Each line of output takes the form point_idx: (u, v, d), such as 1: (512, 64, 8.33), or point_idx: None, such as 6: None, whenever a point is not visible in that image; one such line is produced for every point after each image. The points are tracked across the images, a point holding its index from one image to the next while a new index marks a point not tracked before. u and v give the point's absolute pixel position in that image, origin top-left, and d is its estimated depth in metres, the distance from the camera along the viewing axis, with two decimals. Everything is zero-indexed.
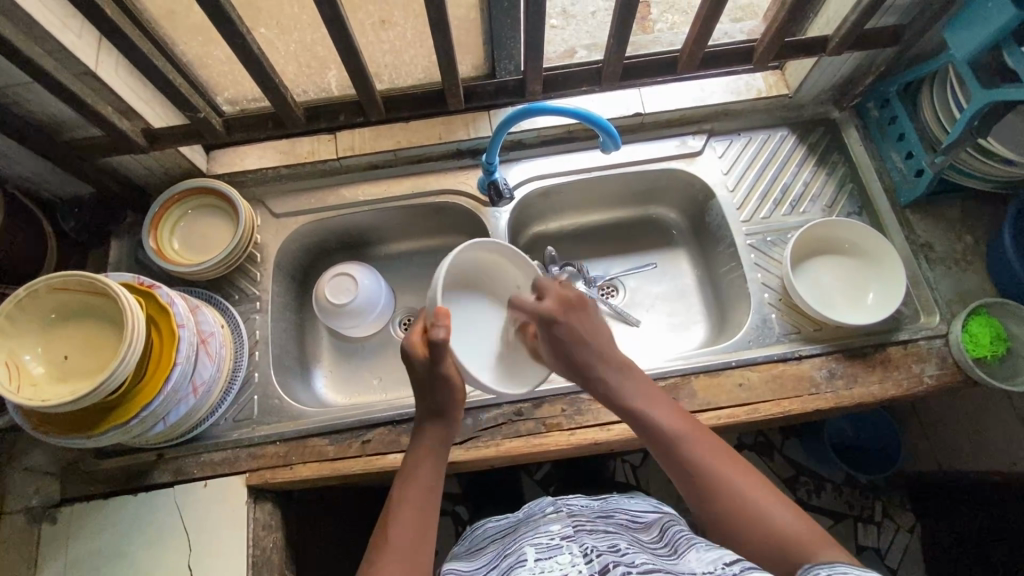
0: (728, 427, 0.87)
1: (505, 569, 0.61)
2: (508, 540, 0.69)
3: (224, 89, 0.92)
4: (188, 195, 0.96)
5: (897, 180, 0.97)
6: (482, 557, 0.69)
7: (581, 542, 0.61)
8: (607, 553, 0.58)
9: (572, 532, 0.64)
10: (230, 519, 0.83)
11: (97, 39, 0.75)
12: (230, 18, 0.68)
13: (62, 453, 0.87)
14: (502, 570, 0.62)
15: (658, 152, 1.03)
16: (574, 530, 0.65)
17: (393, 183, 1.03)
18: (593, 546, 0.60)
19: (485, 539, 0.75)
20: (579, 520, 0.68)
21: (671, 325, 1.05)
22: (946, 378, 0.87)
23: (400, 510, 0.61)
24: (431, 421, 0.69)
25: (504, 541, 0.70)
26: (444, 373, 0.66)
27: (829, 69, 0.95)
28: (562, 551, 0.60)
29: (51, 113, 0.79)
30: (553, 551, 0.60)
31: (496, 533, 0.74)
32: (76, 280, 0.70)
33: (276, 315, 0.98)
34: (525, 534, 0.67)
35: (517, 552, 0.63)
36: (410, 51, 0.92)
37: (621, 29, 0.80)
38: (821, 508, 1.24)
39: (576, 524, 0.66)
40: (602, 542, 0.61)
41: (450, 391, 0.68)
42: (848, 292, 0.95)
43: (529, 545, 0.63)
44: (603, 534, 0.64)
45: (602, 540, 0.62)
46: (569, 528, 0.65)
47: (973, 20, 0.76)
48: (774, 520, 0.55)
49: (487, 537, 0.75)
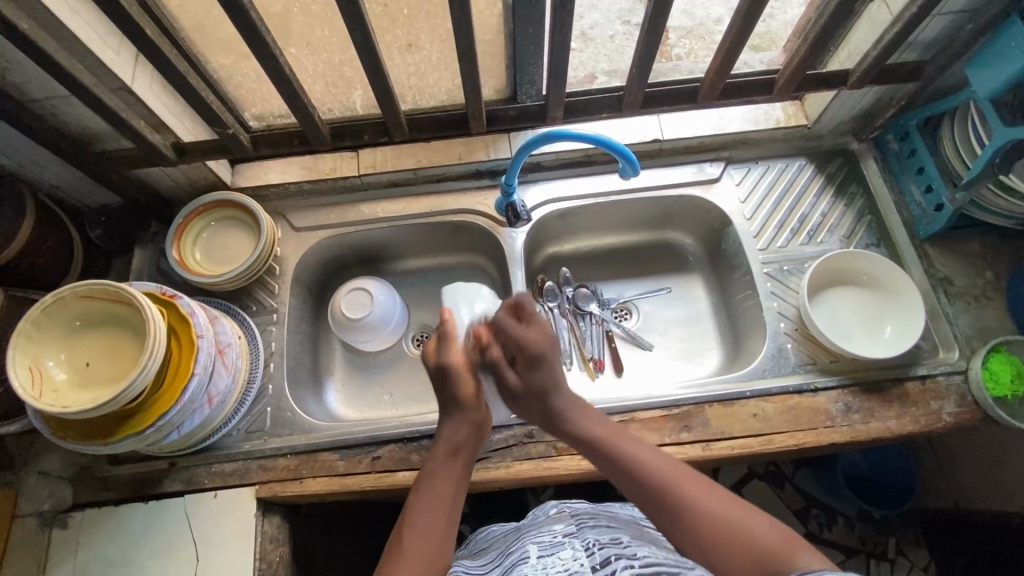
0: (741, 458, 0.86)
1: (508, 567, 0.62)
2: (511, 540, 0.70)
3: (252, 106, 0.94)
4: (212, 207, 0.98)
5: (917, 215, 0.97)
6: (484, 555, 0.70)
7: (584, 537, 0.62)
8: (609, 546, 0.59)
9: (574, 530, 0.65)
10: (239, 530, 0.83)
11: (134, 56, 0.77)
12: (264, 40, 0.71)
13: (75, 458, 0.88)
14: (506, 568, 0.63)
15: (676, 178, 1.04)
16: (576, 527, 0.66)
17: (412, 201, 1.05)
18: (595, 539, 0.61)
19: (490, 541, 0.75)
20: (582, 518, 0.68)
21: (684, 351, 1.05)
22: (964, 416, 0.86)
23: (417, 516, 0.62)
24: (447, 420, 0.71)
25: (507, 541, 0.71)
26: (452, 364, 0.71)
27: (849, 102, 0.96)
28: (564, 547, 0.62)
29: (86, 124, 0.82)
30: (555, 547, 0.62)
31: (501, 534, 0.75)
32: (102, 289, 0.72)
33: (292, 328, 0.99)
34: (528, 533, 0.68)
35: (520, 550, 0.64)
36: (434, 75, 0.94)
37: (644, 58, 0.81)
38: (832, 543, 1.22)
39: (579, 521, 0.67)
40: (604, 537, 0.62)
41: (457, 378, 0.71)
42: (865, 325, 0.94)
43: (532, 544, 0.64)
44: (604, 529, 0.64)
45: (604, 534, 0.63)
46: (571, 527, 0.66)
47: (995, 59, 0.76)
48: (734, 526, 0.57)
49: (490, 538, 0.77)
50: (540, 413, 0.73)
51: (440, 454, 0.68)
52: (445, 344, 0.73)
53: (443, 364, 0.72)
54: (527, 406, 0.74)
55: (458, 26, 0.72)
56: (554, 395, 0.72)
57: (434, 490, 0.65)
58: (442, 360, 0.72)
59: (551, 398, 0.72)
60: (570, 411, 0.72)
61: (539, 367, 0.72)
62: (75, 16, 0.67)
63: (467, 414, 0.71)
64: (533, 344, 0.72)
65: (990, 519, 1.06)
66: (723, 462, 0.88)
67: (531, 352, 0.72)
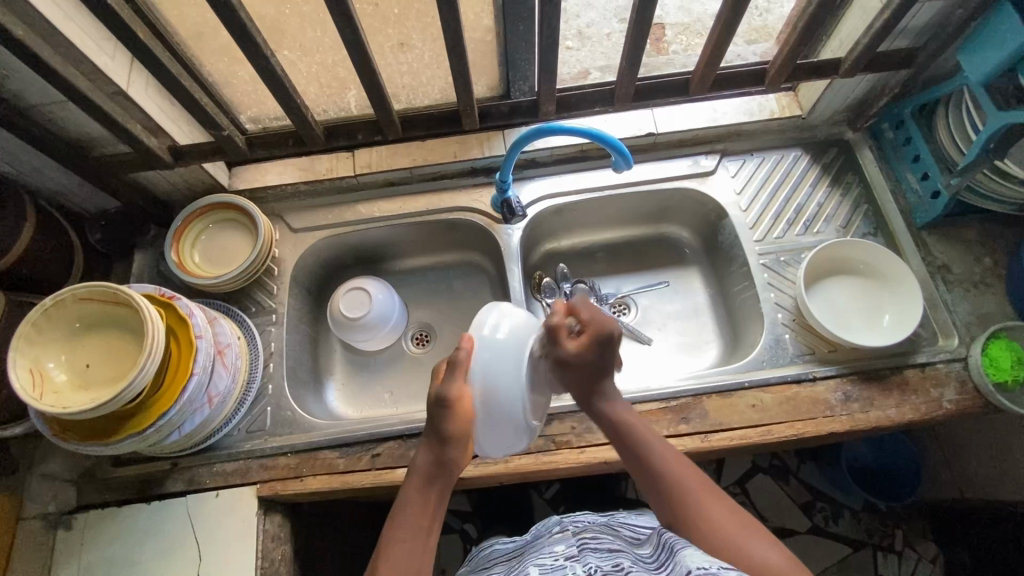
0: (741, 449, 0.86)
1: None
2: (513, 562, 0.69)
3: (247, 108, 0.95)
4: (210, 209, 0.99)
5: (914, 203, 0.97)
6: None
7: (585, 562, 0.62)
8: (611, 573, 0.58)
9: (576, 552, 0.64)
10: (241, 529, 0.84)
11: (129, 60, 0.78)
12: (255, 41, 0.71)
13: (79, 460, 0.89)
14: None
15: (671, 172, 1.04)
16: (577, 549, 0.65)
17: (409, 200, 1.05)
18: (597, 566, 0.60)
19: (492, 558, 0.75)
20: (583, 538, 0.68)
21: (683, 344, 1.05)
22: (966, 403, 0.85)
23: (393, 546, 0.61)
24: (426, 446, 0.67)
25: (510, 563, 0.70)
26: (452, 397, 0.64)
27: (841, 91, 0.96)
28: (565, 571, 0.60)
29: (84, 130, 0.83)
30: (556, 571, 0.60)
31: (503, 552, 0.74)
32: (101, 290, 0.73)
33: (292, 328, 1.00)
34: (530, 555, 0.67)
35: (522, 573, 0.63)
36: (427, 73, 0.95)
37: (634, 50, 0.81)
38: (839, 535, 1.21)
39: (580, 542, 0.67)
40: (605, 562, 0.62)
41: (457, 415, 0.65)
42: (863, 315, 0.94)
43: (533, 567, 0.63)
44: (606, 552, 0.64)
45: (605, 559, 0.63)
46: (572, 548, 0.65)
47: (986, 43, 0.76)
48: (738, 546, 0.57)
49: (492, 556, 0.76)
50: (580, 391, 0.72)
51: (421, 483, 0.65)
52: (454, 373, 0.65)
53: (444, 396, 0.64)
54: (572, 375, 0.70)
55: (448, 23, 0.72)
56: (601, 381, 0.71)
57: (412, 521, 0.63)
58: (450, 389, 0.65)
59: (600, 380, 0.71)
60: (610, 394, 0.72)
61: (606, 361, 0.70)
62: (69, 22, 0.68)
63: (456, 462, 0.66)
64: (604, 322, 0.71)
65: (997, 510, 1.05)
66: (723, 453, 0.88)
67: (600, 334, 0.70)
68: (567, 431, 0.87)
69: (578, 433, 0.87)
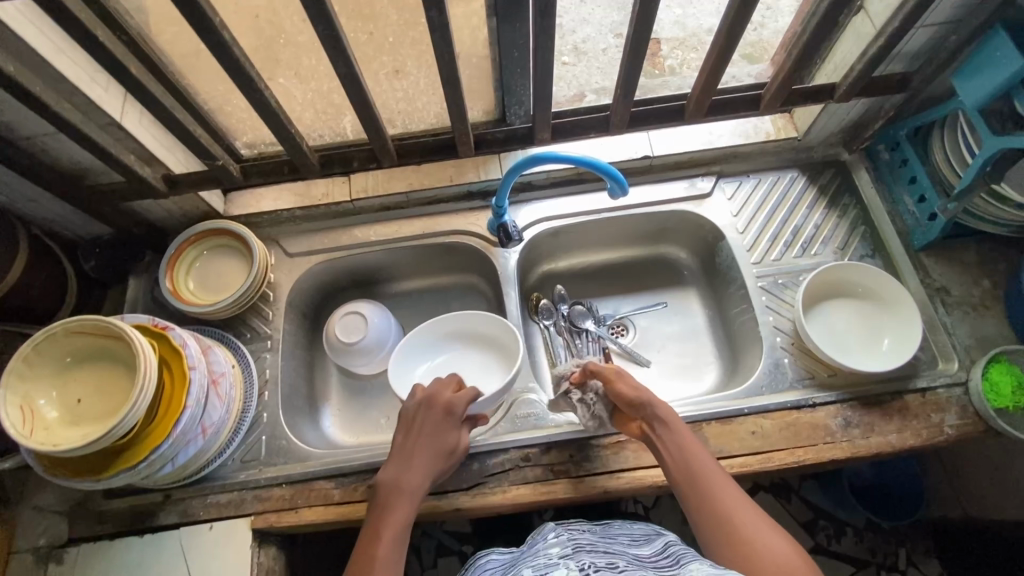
0: (741, 477, 0.85)
1: None
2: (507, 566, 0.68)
3: (242, 134, 0.95)
4: (204, 236, 0.98)
5: (912, 225, 0.96)
6: None
7: (579, 559, 0.61)
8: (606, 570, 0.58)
9: (571, 552, 0.63)
10: (234, 561, 0.82)
11: (122, 92, 0.78)
12: (249, 75, 0.71)
13: (71, 492, 0.88)
14: None
15: (668, 194, 1.04)
16: (572, 550, 0.64)
17: (405, 224, 1.05)
18: (591, 562, 0.60)
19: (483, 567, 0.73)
20: (577, 541, 0.67)
21: (681, 367, 1.04)
22: (967, 429, 0.84)
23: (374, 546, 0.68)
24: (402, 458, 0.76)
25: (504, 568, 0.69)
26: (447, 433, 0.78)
27: (837, 114, 0.96)
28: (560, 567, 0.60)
29: (77, 160, 0.83)
30: (549, 568, 0.60)
31: (495, 563, 0.72)
32: (91, 324, 0.72)
33: (287, 354, 0.99)
34: (523, 557, 0.66)
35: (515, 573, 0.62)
36: (423, 98, 0.95)
37: (629, 76, 0.80)
38: (842, 555, 1.20)
39: (575, 545, 0.66)
40: (600, 559, 0.61)
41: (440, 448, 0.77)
42: (862, 338, 0.93)
43: (526, 566, 0.62)
44: (602, 552, 0.64)
45: (600, 557, 0.62)
46: (567, 549, 0.64)
47: (980, 69, 0.76)
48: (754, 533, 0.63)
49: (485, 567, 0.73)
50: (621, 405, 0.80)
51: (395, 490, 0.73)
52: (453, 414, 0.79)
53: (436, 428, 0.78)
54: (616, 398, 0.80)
55: (442, 55, 0.72)
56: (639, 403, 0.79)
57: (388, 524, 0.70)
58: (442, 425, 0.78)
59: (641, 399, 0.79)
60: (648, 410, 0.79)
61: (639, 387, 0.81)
62: (62, 56, 0.68)
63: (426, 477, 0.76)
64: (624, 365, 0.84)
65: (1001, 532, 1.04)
66: None
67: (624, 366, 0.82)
68: (566, 459, 0.86)
69: (576, 461, 0.86)
